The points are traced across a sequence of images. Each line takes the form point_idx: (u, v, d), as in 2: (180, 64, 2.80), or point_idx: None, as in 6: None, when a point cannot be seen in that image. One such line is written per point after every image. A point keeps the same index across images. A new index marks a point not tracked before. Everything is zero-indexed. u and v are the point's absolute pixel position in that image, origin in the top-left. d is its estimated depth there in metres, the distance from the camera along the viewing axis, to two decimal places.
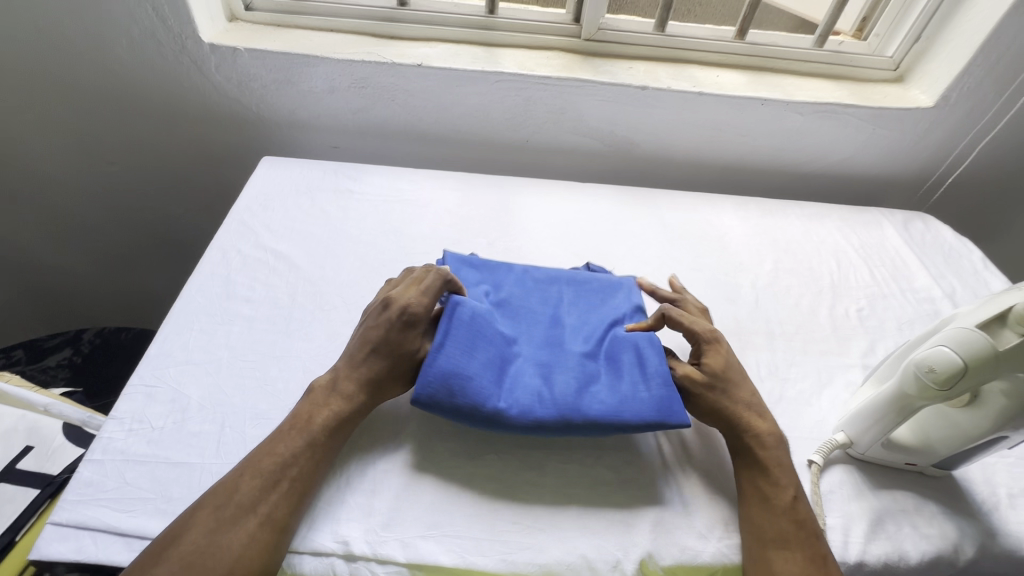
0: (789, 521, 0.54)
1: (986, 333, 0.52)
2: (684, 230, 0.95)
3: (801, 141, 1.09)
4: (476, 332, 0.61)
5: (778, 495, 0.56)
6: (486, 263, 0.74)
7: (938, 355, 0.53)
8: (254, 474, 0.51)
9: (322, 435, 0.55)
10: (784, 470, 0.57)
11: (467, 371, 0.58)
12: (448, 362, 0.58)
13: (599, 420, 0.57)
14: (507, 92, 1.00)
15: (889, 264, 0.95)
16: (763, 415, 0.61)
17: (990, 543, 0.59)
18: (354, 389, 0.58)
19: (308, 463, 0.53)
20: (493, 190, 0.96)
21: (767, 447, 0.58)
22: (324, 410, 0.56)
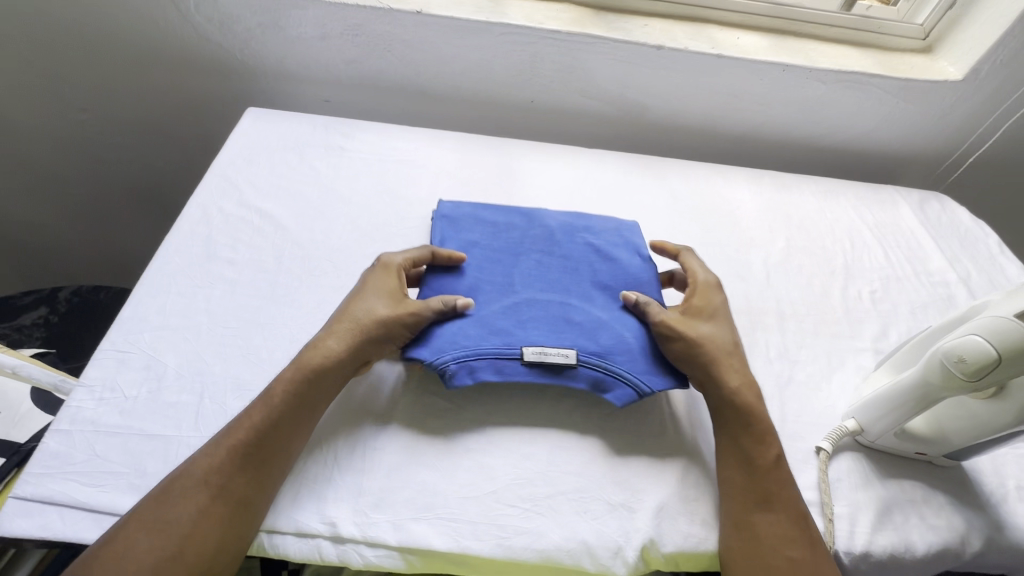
0: (770, 482, 0.53)
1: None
2: (694, 203, 0.90)
3: (821, 113, 1.03)
4: (486, 255, 0.69)
5: (762, 454, 0.55)
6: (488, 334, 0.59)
7: (969, 345, 0.50)
8: (211, 443, 0.49)
9: (285, 397, 0.52)
10: (766, 428, 0.57)
11: (473, 233, 0.72)
12: (450, 233, 0.71)
13: (572, 213, 0.78)
14: (512, 47, 0.93)
15: (904, 246, 0.91)
16: (739, 364, 0.60)
17: (996, 535, 0.57)
18: (328, 338, 0.56)
19: (270, 423, 0.50)
20: (494, 153, 0.90)
21: (744, 397, 0.57)
22: (288, 370, 0.54)
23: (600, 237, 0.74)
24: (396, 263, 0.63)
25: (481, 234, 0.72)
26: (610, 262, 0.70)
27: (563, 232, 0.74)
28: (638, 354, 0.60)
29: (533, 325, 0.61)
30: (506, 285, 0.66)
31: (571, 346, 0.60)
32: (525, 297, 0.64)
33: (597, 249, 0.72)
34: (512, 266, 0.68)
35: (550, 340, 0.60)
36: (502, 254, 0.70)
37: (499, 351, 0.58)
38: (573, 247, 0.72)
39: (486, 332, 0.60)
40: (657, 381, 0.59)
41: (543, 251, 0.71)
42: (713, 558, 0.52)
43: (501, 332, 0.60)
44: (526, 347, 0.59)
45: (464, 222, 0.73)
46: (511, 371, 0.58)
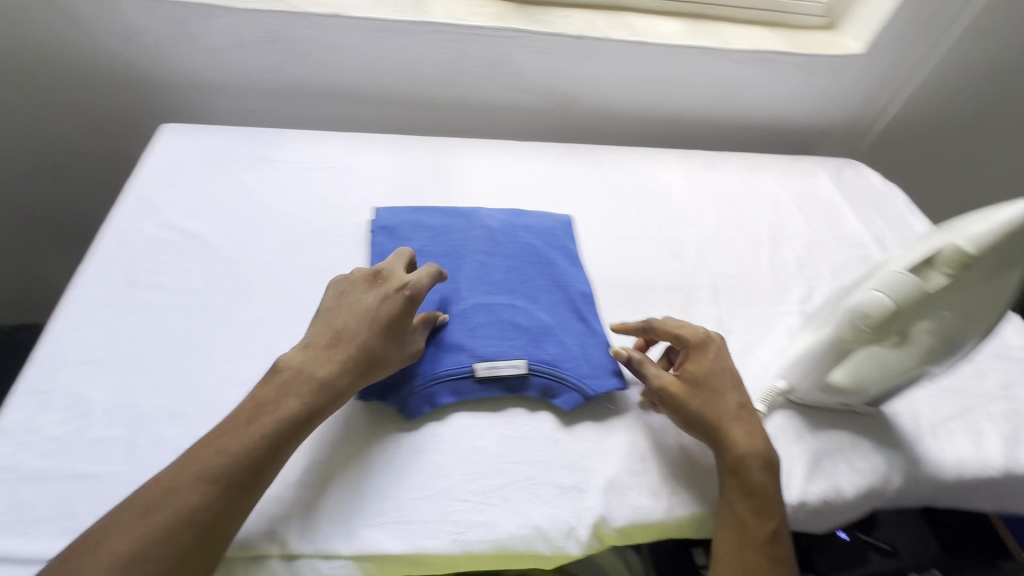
0: (761, 555, 0.51)
1: (915, 276, 0.52)
2: (627, 187, 0.93)
3: (741, 91, 1.08)
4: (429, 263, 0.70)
5: (756, 526, 0.52)
6: (438, 351, 0.61)
7: (870, 300, 0.54)
8: (201, 472, 0.45)
9: (284, 434, 0.49)
10: (769, 500, 0.54)
11: (413, 238, 0.72)
12: (390, 244, 0.71)
13: (511, 209, 0.79)
14: (437, 45, 0.93)
15: (824, 212, 0.97)
16: (748, 427, 0.57)
17: (914, 472, 0.63)
18: (337, 370, 0.53)
19: (268, 455, 0.48)
20: (428, 153, 0.90)
21: (749, 470, 0.54)
22: (291, 400, 0.50)
23: (538, 234, 0.76)
24: (411, 292, 0.59)
25: (421, 239, 0.72)
26: (549, 262, 0.73)
27: (503, 230, 0.75)
28: (582, 360, 0.63)
29: (482, 334, 0.63)
30: (451, 295, 0.67)
31: (521, 354, 0.61)
32: (473, 303, 0.66)
33: (537, 249, 0.74)
34: (456, 272, 0.69)
35: (499, 349, 0.62)
36: (445, 259, 0.71)
37: (451, 369, 0.59)
38: (513, 246, 0.73)
39: (438, 349, 0.61)
40: (602, 382, 0.61)
41: (485, 251, 0.72)
42: (662, 525, 0.55)
43: (451, 347, 0.61)
44: (477, 361, 0.60)
45: (404, 229, 0.73)
46: (467, 390, 0.59)
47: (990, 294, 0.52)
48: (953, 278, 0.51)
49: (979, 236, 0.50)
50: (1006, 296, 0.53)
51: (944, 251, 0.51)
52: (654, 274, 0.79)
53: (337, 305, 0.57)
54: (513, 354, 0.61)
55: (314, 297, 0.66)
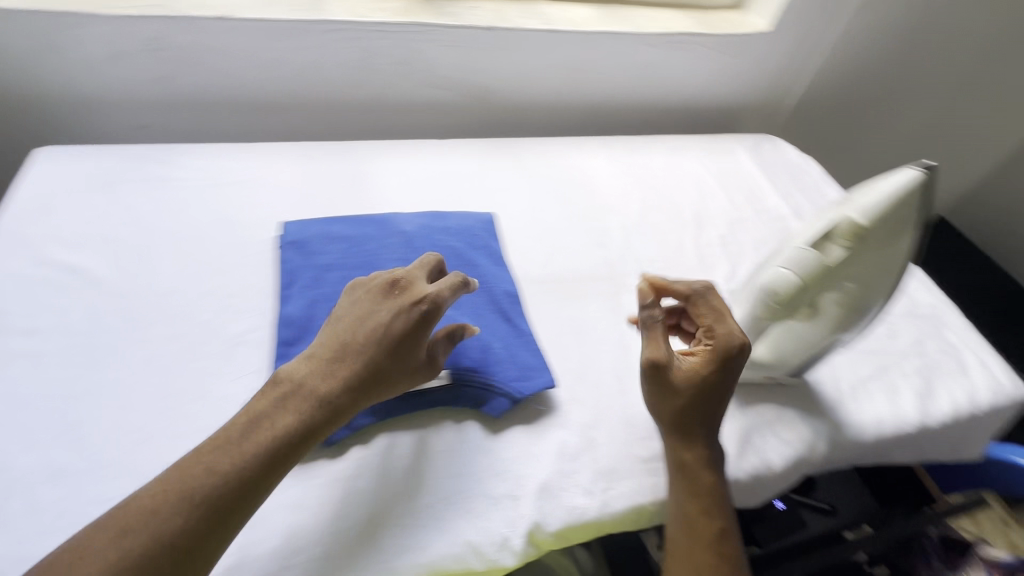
0: (711, 552, 0.53)
1: (815, 251, 0.53)
2: (551, 179, 0.91)
3: (657, 74, 1.08)
4: (343, 277, 0.66)
5: (705, 525, 0.53)
6: None
7: (777, 277, 0.54)
8: (181, 493, 0.40)
9: (279, 455, 0.44)
10: (717, 499, 0.55)
11: (324, 250, 0.68)
12: (299, 259, 0.67)
13: (430, 212, 0.76)
14: (340, 44, 0.88)
15: (744, 189, 0.99)
16: (707, 429, 0.56)
17: (838, 436, 0.65)
18: (339, 386, 0.47)
19: (259, 477, 0.43)
20: (341, 159, 0.86)
21: (699, 470, 0.55)
22: (288, 416, 0.45)
23: (458, 235, 0.73)
24: (430, 309, 0.52)
25: (334, 251, 0.69)
26: (471, 264, 0.71)
27: (421, 234, 0.72)
28: (508, 363, 0.61)
29: None
30: None
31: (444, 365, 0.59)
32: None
33: (458, 252, 0.71)
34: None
35: None
36: (359, 270, 0.67)
37: None
38: (433, 251, 0.70)
39: None
40: (530, 383, 0.60)
41: (403, 258, 0.69)
42: (597, 522, 0.54)
43: None
44: None
45: (314, 242, 0.69)
46: (388, 408, 0.56)
47: (887, 259, 0.54)
48: (850, 249, 0.52)
49: (870, 206, 0.51)
50: (901, 260, 0.54)
51: (840, 223, 0.52)
52: (581, 266, 0.78)
53: (353, 315, 0.51)
54: None
55: (218, 325, 0.62)
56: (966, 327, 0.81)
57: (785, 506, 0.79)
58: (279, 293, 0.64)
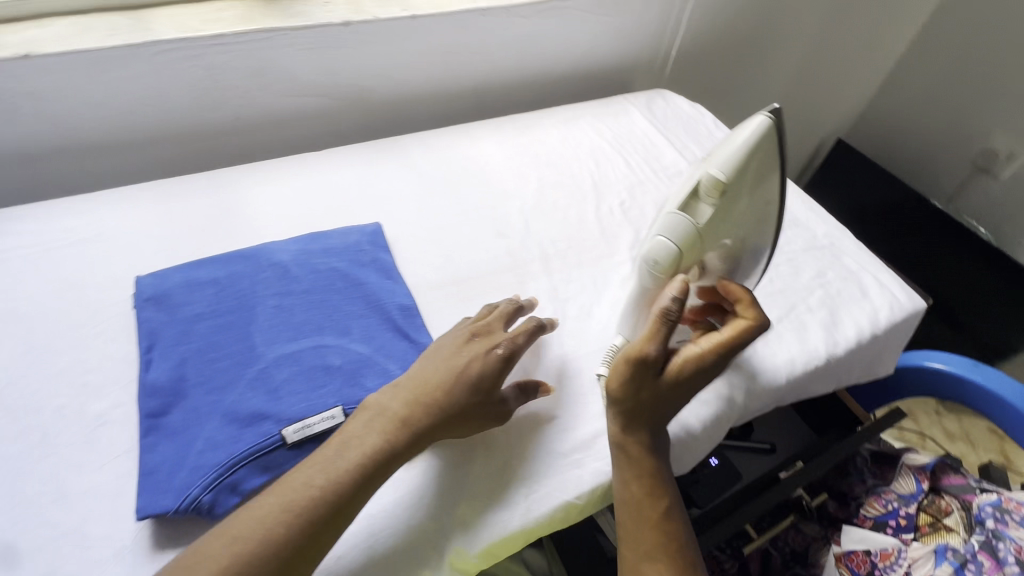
0: (657, 531, 0.53)
1: (686, 214, 0.51)
2: (442, 173, 0.86)
3: (538, 45, 1.04)
4: (214, 325, 0.60)
5: (648, 506, 0.53)
6: (237, 428, 0.52)
7: (657, 247, 0.52)
8: (286, 504, 0.45)
9: (369, 472, 0.48)
10: (660, 480, 0.54)
11: (190, 299, 0.62)
12: (161, 315, 0.60)
13: (308, 235, 0.71)
14: (177, 66, 0.79)
15: (641, 149, 0.98)
16: (655, 416, 0.55)
17: (754, 385, 0.65)
18: (420, 412, 0.52)
19: (355, 492, 0.47)
20: (202, 190, 0.77)
21: (641, 455, 0.54)
22: (374, 437, 0.50)
23: (341, 255, 0.68)
24: (508, 356, 0.57)
25: (201, 298, 0.62)
26: (358, 284, 0.66)
27: (299, 261, 0.66)
28: None
29: (289, 391, 0.55)
30: (247, 355, 0.58)
31: (336, 401, 0.55)
32: (274, 359, 0.57)
33: (343, 274, 0.66)
34: (247, 327, 0.60)
35: (311, 402, 0.54)
36: (232, 314, 0.61)
37: (256, 444, 0.51)
38: (313, 278, 0.65)
39: (237, 426, 0.52)
40: None
41: (281, 291, 0.63)
42: (522, 532, 0.53)
43: (254, 419, 0.53)
44: (286, 425, 0.53)
45: (176, 293, 0.62)
46: (281, 462, 0.51)
47: (758, 205, 0.53)
48: (718, 204, 0.50)
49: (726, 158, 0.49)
50: (771, 202, 0.54)
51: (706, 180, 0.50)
52: (481, 261, 0.74)
53: (438, 357, 0.56)
54: (329, 404, 0.54)
55: (73, 409, 0.54)
56: (861, 250, 0.84)
57: (719, 462, 0.79)
58: (140, 359, 0.57)
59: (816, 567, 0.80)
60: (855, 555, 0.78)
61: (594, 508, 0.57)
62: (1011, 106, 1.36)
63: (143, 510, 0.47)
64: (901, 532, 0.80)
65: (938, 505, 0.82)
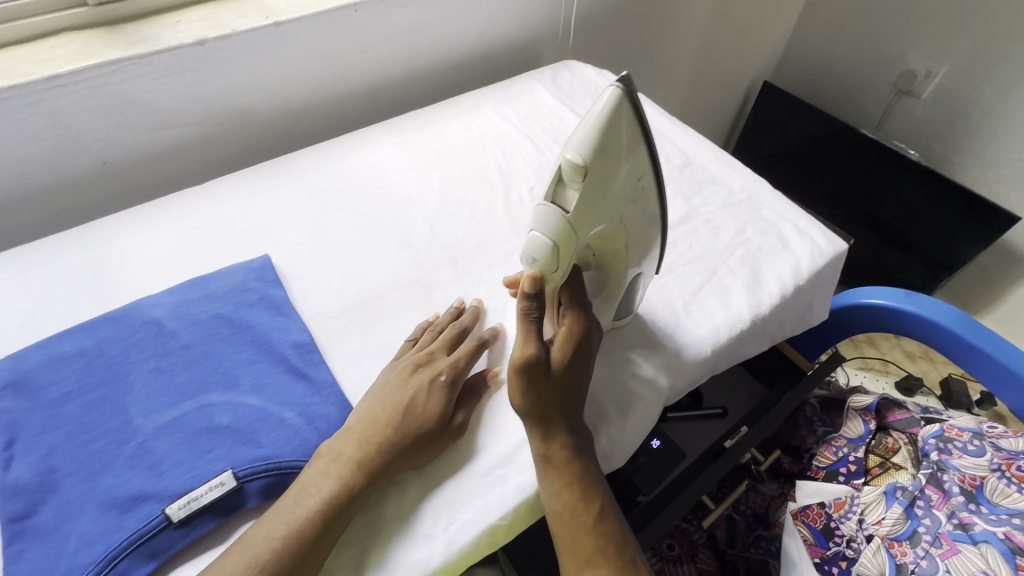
0: (594, 536, 0.50)
1: (555, 205, 0.48)
2: (336, 187, 0.80)
3: (427, 33, 0.98)
4: (83, 404, 0.54)
5: (583, 511, 0.51)
6: (112, 518, 0.47)
7: (532, 243, 0.50)
8: (248, 561, 0.44)
9: (327, 518, 0.47)
10: (590, 481, 0.52)
11: (53, 379, 0.55)
12: (21, 402, 0.54)
13: (186, 283, 0.65)
14: (15, 117, 0.71)
15: (548, 128, 0.94)
16: (573, 416, 0.53)
17: (678, 362, 0.63)
18: (373, 450, 0.50)
19: (315, 540, 0.46)
20: (64, 248, 0.69)
21: (570, 460, 0.51)
22: (330, 481, 0.48)
23: (225, 300, 0.63)
24: (453, 380, 0.56)
25: (66, 375, 0.56)
26: (245, 330, 0.61)
27: (177, 314, 0.61)
28: (306, 431, 0.53)
29: (171, 463, 0.50)
30: (121, 432, 0.52)
31: (225, 466, 0.50)
32: (152, 430, 0.52)
33: (227, 321, 0.61)
34: (122, 400, 0.54)
35: (196, 472, 0.49)
36: (104, 387, 0.55)
37: (135, 532, 0.46)
38: (194, 330, 0.60)
39: (114, 514, 0.47)
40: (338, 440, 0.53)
41: (158, 352, 0.58)
42: (448, 567, 0.49)
43: (132, 502, 0.48)
44: (168, 503, 0.48)
45: (37, 374, 0.56)
46: (168, 545, 0.47)
47: (631, 180, 0.51)
48: (585, 190, 0.47)
49: (583, 140, 0.45)
50: (644, 175, 0.51)
51: (567, 165, 0.47)
52: (385, 277, 0.70)
53: (384, 391, 0.55)
54: (217, 469, 0.50)
55: None
56: (779, 199, 0.82)
57: (660, 443, 0.76)
58: None
59: (777, 525, 0.83)
60: (810, 511, 0.79)
61: (525, 523, 0.54)
62: (922, 24, 1.36)
63: None
64: (852, 478, 0.82)
65: (885, 444, 0.84)
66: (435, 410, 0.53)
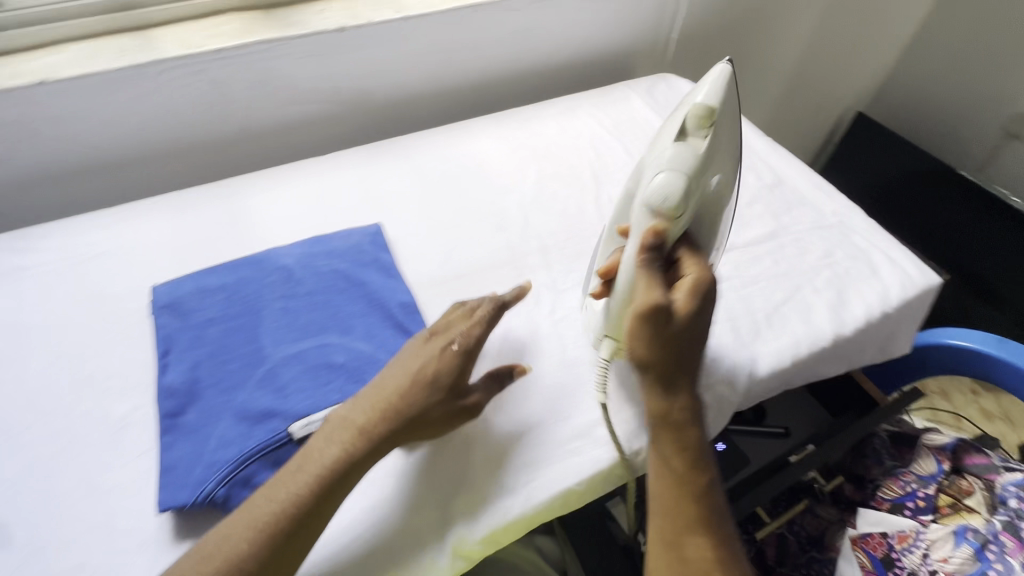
0: (701, 504, 0.50)
1: (684, 148, 0.56)
2: (440, 170, 0.87)
3: (535, 37, 1.03)
4: (225, 329, 0.63)
5: (692, 478, 0.51)
6: (245, 427, 0.54)
7: (666, 178, 0.55)
8: (249, 523, 0.46)
9: (327, 484, 0.48)
10: (699, 451, 0.52)
11: (200, 306, 0.65)
12: (174, 322, 0.63)
13: (310, 240, 0.73)
14: (184, 82, 0.82)
15: (641, 135, 0.97)
16: (690, 384, 0.54)
17: (755, 369, 0.65)
18: (378, 416, 0.51)
19: (316, 505, 0.47)
20: (211, 200, 0.79)
21: (684, 421, 0.52)
22: (332, 448, 0.49)
23: (343, 257, 0.70)
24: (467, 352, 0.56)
25: (212, 304, 0.65)
26: (359, 285, 0.68)
27: (303, 265, 0.69)
28: None
29: (295, 388, 0.57)
30: (254, 356, 0.60)
31: (339, 398, 0.57)
32: (280, 359, 0.60)
33: (344, 277, 0.68)
34: (255, 331, 0.62)
35: (315, 400, 0.56)
36: (240, 319, 0.64)
37: (264, 441, 0.53)
38: (317, 279, 0.67)
39: (246, 424, 0.55)
40: None
41: (286, 294, 0.66)
42: (524, 519, 0.54)
43: (262, 416, 0.55)
44: (292, 421, 0.55)
45: (189, 299, 0.65)
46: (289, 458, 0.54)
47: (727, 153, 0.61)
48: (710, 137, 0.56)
49: (710, 96, 0.56)
50: (737, 148, 0.61)
51: (691, 119, 0.57)
52: (481, 256, 0.75)
53: (397, 357, 0.56)
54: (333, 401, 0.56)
55: (98, 412, 0.58)
56: (872, 226, 0.82)
57: (725, 447, 0.79)
58: (157, 363, 0.60)
59: (832, 550, 0.81)
60: (870, 538, 0.80)
61: (595, 494, 0.58)
62: None
63: (161, 505, 0.50)
64: (919, 514, 0.81)
65: (960, 486, 0.83)
66: (445, 380, 0.54)
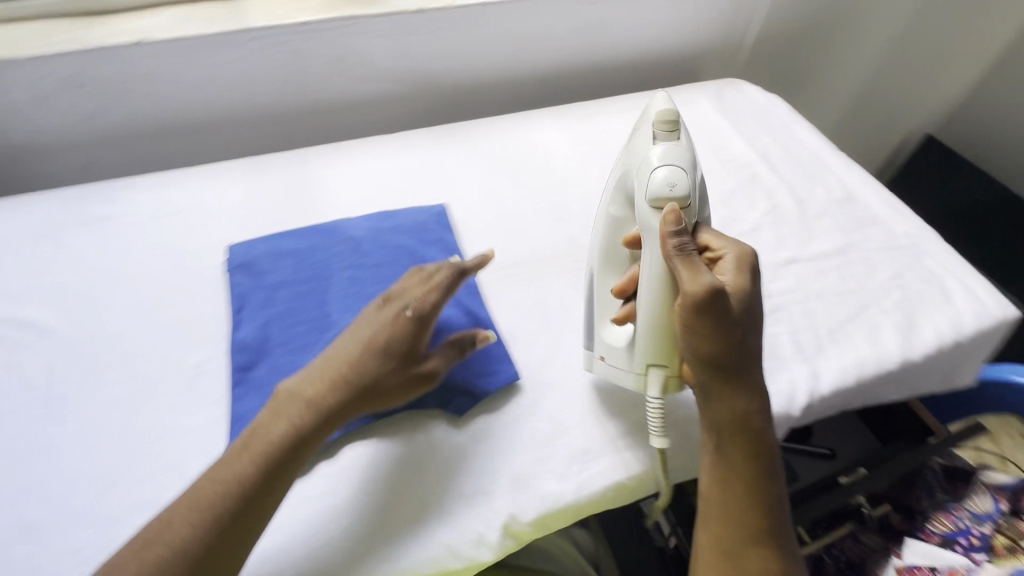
0: (768, 515, 0.50)
1: (666, 146, 0.56)
2: (504, 157, 0.88)
3: (607, 31, 1.03)
4: (294, 292, 0.65)
5: (761, 487, 0.51)
6: None
7: (665, 174, 0.54)
8: (194, 499, 0.45)
9: (275, 458, 0.47)
10: (769, 462, 0.52)
11: (272, 268, 0.67)
12: (247, 280, 0.66)
13: (378, 214, 0.74)
14: (266, 52, 0.84)
15: (708, 138, 0.95)
16: (761, 391, 0.53)
17: (816, 385, 0.64)
18: (328, 387, 0.50)
19: (264, 480, 0.46)
20: (283, 168, 0.81)
21: (756, 428, 0.52)
22: (281, 422, 0.49)
23: (409, 234, 0.72)
24: (422, 320, 0.53)
25: (283, 267, 0.67)
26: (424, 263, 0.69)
27: (371, 238, 0.70)
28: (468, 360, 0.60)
29: None
30: (321, 321, 0.62)
31: None
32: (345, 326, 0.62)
33: (410, 253, 0.69)
34: (323, 297, 0.64)
35: None
36: (309, 284, 0.66)
37: None
38: (383, 253, 0.69)
39: None
40: (494, 379, 0.59)
41: (354, 264, 0.67)
42: (574, 507, 0.54)
43: None
44: None
45: (262, 260, 0.67)
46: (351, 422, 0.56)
47: None
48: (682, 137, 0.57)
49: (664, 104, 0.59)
50: None
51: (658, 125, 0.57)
52: (542, 246, 0.76)
53: (351, 327, 0.54)
54: None
55: (174, 360, 0.61)
56: (947, 251, 0.78)
57: None
58: (231, 318, 0.63)
59: None
60: (918, 570, 0.77)
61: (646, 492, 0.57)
62: None
63: None
64: (971, 552, 0.79)
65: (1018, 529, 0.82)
66: (405, 347, 0.52)
